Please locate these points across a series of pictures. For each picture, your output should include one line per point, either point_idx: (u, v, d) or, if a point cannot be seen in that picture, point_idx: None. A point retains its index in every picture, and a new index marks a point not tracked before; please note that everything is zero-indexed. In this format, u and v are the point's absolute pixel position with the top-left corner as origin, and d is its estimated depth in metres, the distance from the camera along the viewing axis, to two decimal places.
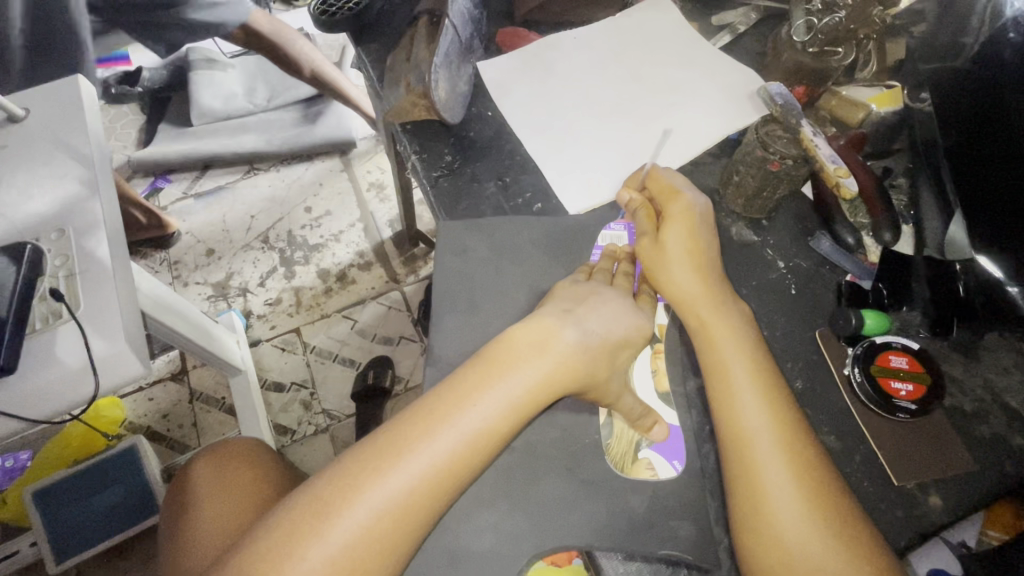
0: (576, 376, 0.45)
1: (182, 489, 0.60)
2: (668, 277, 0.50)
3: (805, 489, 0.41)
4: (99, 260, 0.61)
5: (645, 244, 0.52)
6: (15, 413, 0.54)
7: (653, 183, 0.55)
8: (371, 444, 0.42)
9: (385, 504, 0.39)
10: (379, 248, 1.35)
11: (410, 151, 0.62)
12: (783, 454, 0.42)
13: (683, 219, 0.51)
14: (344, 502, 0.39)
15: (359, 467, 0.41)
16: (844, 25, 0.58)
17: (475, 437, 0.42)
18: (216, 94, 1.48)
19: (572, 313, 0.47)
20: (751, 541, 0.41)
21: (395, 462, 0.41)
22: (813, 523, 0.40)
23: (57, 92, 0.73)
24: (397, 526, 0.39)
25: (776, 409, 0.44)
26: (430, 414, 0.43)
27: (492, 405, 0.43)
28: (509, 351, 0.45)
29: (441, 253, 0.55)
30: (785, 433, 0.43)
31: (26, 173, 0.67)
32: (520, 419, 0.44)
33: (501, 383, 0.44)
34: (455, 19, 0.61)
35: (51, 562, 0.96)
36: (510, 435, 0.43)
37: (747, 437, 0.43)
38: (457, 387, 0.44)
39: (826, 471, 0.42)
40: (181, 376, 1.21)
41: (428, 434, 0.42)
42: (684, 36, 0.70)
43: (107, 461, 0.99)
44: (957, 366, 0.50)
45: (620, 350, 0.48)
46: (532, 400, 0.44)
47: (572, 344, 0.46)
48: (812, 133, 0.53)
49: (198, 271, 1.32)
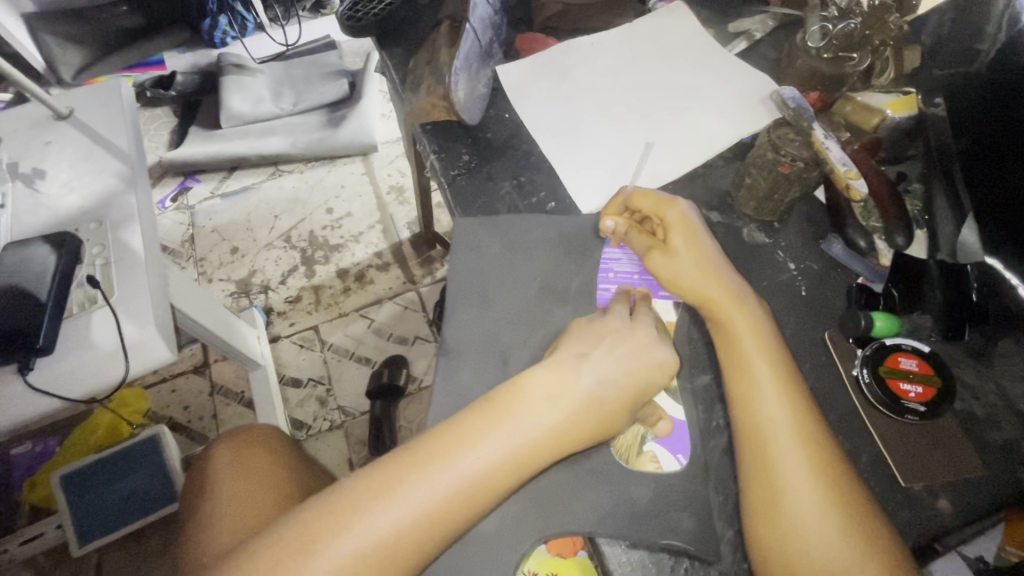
0: (582, 432, 0.45)
1: (202, 471, 0.63)
2: (689, 280, 0.50)
3: (823, 481, 0.41)
4: (133, 250, 0.64)
5: (656, 256, 0.52)
6: (51, 393, 0.57)
7: (638, 203, 0.55)
8: (366, 477, 0.43)
9: (369, 546, 0.40)
10: (396, 250, 1.38)
11: (428, 151, 0.64)
12: (800, 448, 0.42)
13: (684, 226, 0.52)
14: (336, 530, 0.40)
15: (348, 502, 0.41)
16: (858, 32, 0.60)
17: (472, 488, 0.42)
18: (245, 98, 1.51)
19: (587, 356, 0.48)
20: (765, 534, 0.41)
21: (385, 503, 0.41)
22: (830, 516, 0.40)
23: (101, 93, 0.78)
24: (380, 568, 0.40)
25: (795, 404, 0.44)
26: (432, 453, 0.43)
27: (494, 450, 0.43)
28: (518, 400, 0.45)
29: (457, 248, 0.57)
30: (804, 429, 0.43)
31: (68, 167, 0.71)
32: (518, 475, 0.43)
33: (503, 435, 0.43)
34: (476, 24, 0.64)
35: (74, 544, 0.99)
36: (507, 490, 0.43)
37: (766, 430, 0.43)
38: (460, 432, 0.44)
39: (841, 464, 0.42)
40: (203, 368, 1.25)
41: (428, 474, 0.42)
42: (700, 43, 0.72)
43: (131, 449, 1.03)
44: (969, 371, 0.50)
45: (641, 394, 0.47)
46: (534, 454, 0.43)
47: (585, 396, 0.46)
48: (822, 136, 0.53)
49: (222, 268, 1.37)
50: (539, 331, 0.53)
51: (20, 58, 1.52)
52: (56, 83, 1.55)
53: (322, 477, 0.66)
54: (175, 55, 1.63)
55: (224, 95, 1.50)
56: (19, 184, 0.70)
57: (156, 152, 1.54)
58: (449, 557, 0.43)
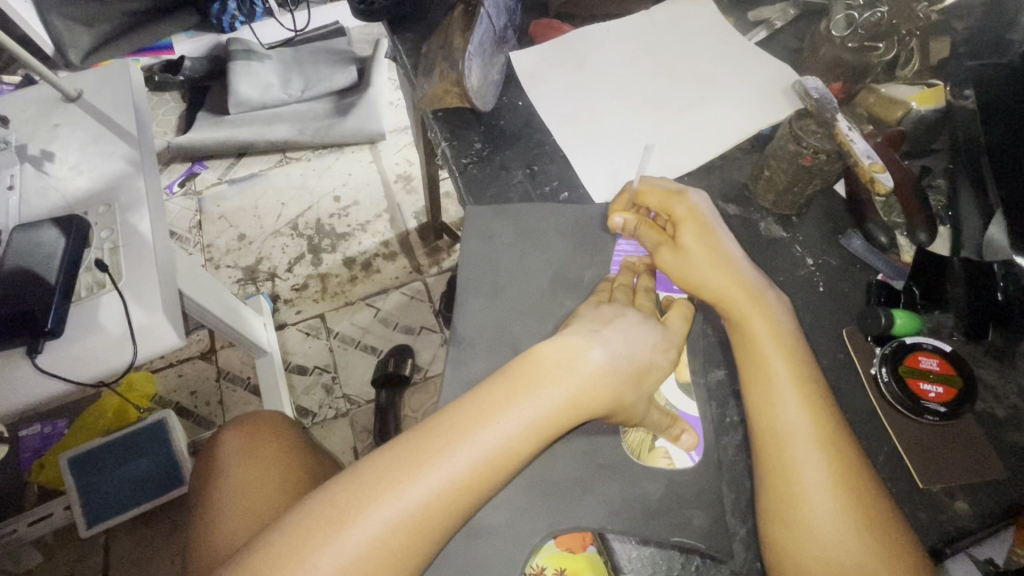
0: (602, 399, 0.44)
1: (211, 455, 0.62)
2: (701, 278, 0.49)
3: (851, 497, 0.40)
4: (141, 235, 0.64)
5: (665, 253, 0.51)
6: (60, 376, 0.57)
7: (645, 199, 0.53)
8: (390, 451, 0.42)
9: (400, 517, 0.39)
10: (403, 239, 1.37)
11: (440, 138, 0.63)
12: (824, 462, 0.41)
13: (693, 219, 0.51)
14: (358, 512, 0.39)
15: (369, 483, 0.40)
16: (886, 21, 0.58)
17: (498, 453, 0.41)
18: (253, 84, 1.50)
19: (598, 333, 0.47)
20: (786, 544, 0.40)
21: (412, 474, 0.40)
22: (849, 523, 0.39)
23: (109, 75, 0.77)
24: (410, 540, 0.39)
25: (819, 417, 0.43)
26: (452, 429, 0.42)
27: (516, 423, 0.42)
28: (537, 368, 0.44)
29: (468, 236, 0.56)
30: (829, 442, 0.42)
31: (76, 150, 0.70)
32: (542, 439, 0.43)
33: (524, 402, 0.43)
34: (490, 8, 0.62)
35: (82, 526, 1.00)
36: (532, 453, 0.43)
37: (785, 441, 0.42)
38: (479, 402, 0.43)
39: (867, 479, 0.41)
40: (209, 355, 1.25)
41: (449, 449, 0.41)
42: (719, 32, 0.70)
43: (141, 432, 1.04)
44: (992, 372, 0.48)
45: (645, 375, 0.46)
46: (558, 420, 0.43)
47: (601, 363, 0.45)
48: (847, 127, 0.51)
49: (230, 255, 1.36)
50: (550, 321, 0.52)
51: (27, 40, 1.50)
52: (64, 66, 1.53)
53: (328, 465, 0.66)
54: (182, 40, 1.62)
55: (231, 81, 1.49)
56: (28, 166, 0.70)
57: (164, 138, 1.54)
58: (460, 550, 0.43)
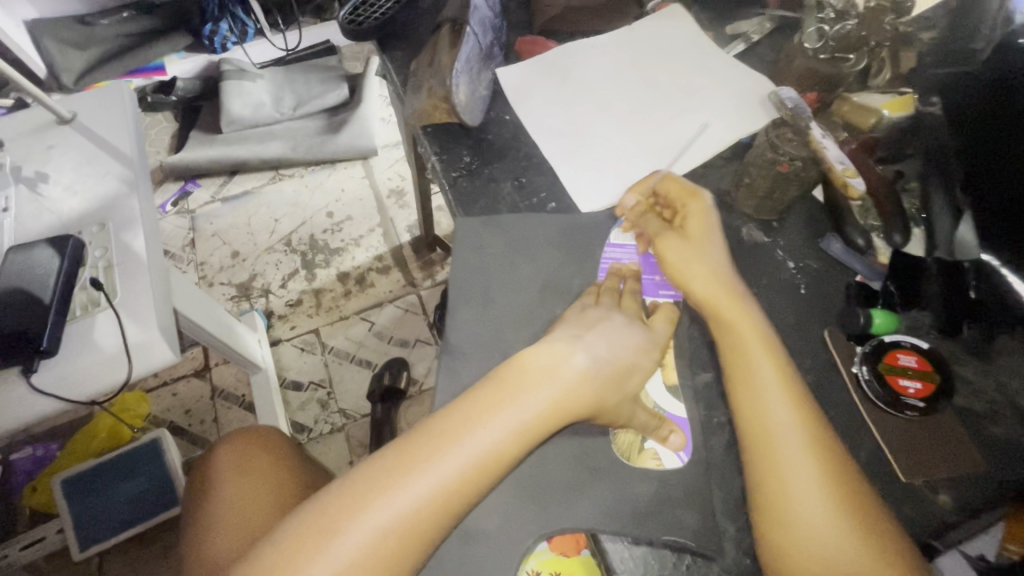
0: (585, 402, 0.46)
1: (206, 471, 0.63)
2: (692, 275, 0.51)
3: (832, 489, 0.41)
4: (135, 253, 0.64)
5: (669, 237, 0.54)
6: (55, 394, 0.58)
7: (666, 187, 0.56)
8: (380, 460, 0.43)
9: (390, 523, 0.40)
10: (397, 252, 1.38)
11: (430, 152, 0.64)
12: (811, 459, 0.42)
13: (704, 216, 0.54)
14: (349, 521, 0.40)
15: (359, 491, 0.41)
16: (854, 33, 0.61)
17: (485, 457, 0.42)
18: (246, 103, 1.53)
19: (581, 338, 0.48)
20: (781, 542, 0.41)
21: (402, 481, 0.41)
22: (837, 518, 0.40)
23: (102, 97, 0.78)
24: (401, 546, 0.40)
25: (802, 415, 0.44)
26: (441, 435, 0.43)
27: (502, 428, 0.43)
28: (522, 374, 0.46)
29: (459, 247, 0.57)
30: (813, 438, 0.43)
31: (71, 170, 0.71)
32: (528, 443, 0.44)
33: (510, 406, 0.44)
34: (476, 27, 0.65)
35: (75, 548, 0.99)
36: (518, 457, 0.44)
37: (773, 440, 0.43)
38: (466, 409, 0.44)
39: (852, 474, 0.42)
40: (204, 372, 1.25)
41: (438, 455, 0.42)
42: (698, 45, 0.72)
43: (135, 452, 1.04)
44: (969, 367, 0.50)
45: (628, 377, 0.48)
46: (543, 424, 0.44)
47: (582, 367, 0.47)
48: (820, 135, 0.54)
49: (223, 272, 1.37)
50: (541, 328, 0.53)
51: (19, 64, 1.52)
52: (57, 89, 1.55)
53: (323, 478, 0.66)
54: (175, 60, 1.63)
55: (224, 100, 1.51)
56: (22, 187, 0.71)
57: (157, 157, 1.55)
58: (455, 556, 0.44)
